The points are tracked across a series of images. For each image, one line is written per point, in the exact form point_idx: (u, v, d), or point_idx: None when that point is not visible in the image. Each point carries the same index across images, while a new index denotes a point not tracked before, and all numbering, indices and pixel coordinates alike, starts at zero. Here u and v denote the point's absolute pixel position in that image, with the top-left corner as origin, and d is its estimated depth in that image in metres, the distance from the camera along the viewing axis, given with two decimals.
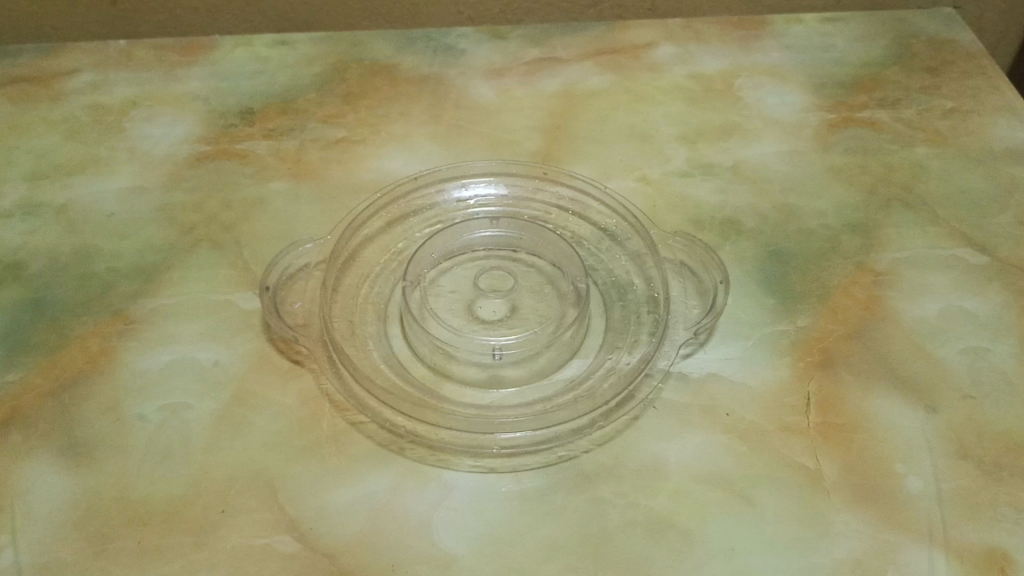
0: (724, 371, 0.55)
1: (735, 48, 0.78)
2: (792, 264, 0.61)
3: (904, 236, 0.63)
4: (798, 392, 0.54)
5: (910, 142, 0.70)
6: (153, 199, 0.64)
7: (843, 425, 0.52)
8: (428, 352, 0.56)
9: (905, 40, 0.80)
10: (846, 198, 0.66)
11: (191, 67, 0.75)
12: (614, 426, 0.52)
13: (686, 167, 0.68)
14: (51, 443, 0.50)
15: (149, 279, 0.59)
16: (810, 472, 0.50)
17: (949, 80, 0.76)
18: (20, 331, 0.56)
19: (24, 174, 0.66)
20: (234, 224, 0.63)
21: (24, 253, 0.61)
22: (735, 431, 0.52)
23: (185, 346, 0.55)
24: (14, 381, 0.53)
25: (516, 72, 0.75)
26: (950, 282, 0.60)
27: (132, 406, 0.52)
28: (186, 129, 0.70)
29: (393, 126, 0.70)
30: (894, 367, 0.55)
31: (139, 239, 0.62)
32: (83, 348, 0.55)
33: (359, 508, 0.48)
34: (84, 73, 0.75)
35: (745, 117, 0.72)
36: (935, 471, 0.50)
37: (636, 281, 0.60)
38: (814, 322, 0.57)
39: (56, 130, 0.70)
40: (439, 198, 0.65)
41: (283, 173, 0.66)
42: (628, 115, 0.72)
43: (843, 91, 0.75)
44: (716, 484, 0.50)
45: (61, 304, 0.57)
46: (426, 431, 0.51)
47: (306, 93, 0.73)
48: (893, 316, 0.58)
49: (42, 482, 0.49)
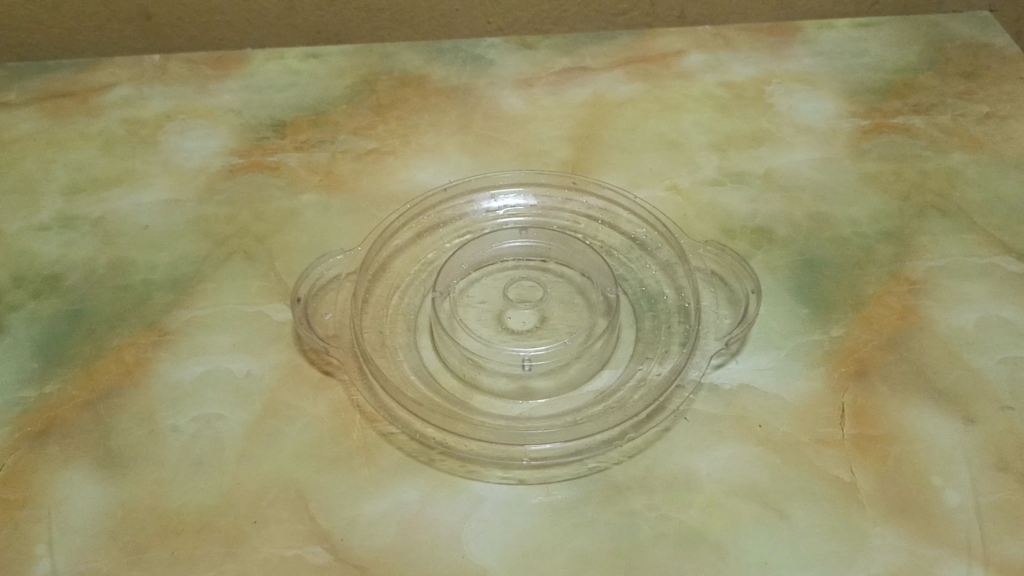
0: (756, 382, 0.54)
1: (766, 55, 0.78)
2: (825, 273, 0.60)
3: (941, 243, 0.62)
4: (832, 403, 0.53)
5: (946, 148, 0.69)
6: (186, 212, 0.65)
7: (879, 437, 0.52)
8: (458, 363, 0.56)
9: (939, 44, 0.79)
10: (879, 206, 0.65)
11: (224, 80, 0.76)
12: (645, 437, 0.52)
13: (717, 175, 0.67)
14: (87, 454, 0.51)
15: (183, 290, 0.60)
16: (845, 485, 0.49)
17: (985, 85, 0.75)
18: (57, 343, 0.57)
19: (61, 188, 0.68)
20: (266, 236, 0.63)
21: (61, 266, 0.62)
22: (768, 443, 0.51)
23: (218, 357, 0.56)
24: (52, 392, 0.54)
25: (545, 81, 0.76)
26: (989, 290, 0.59)
27: (166, 416, 0.53)
28: (219, 142, 0.71)
29: (423, 137, 0.71)
30: (931, 378, 0.54)
31: (173, 252, 0.62)
32: (119, 359, 0.56)
33: (390, 519, 0.48)
34: (119, 88, 0.76)
35: (776, 124, 0.71)
36: (973, 484, 0.50)
37: (667, 291, 0.60)
38: (847, 332, 0.57)
39: (93, 144, 0.71)
40: (469, 208, 0.65)
41: (314, 185, 0.67)
42: (657, 123, 0.72)
43: (876, 97, 0.74)
44: (748, 497, 0.49)
45: (97, 316, 0.58)
46: (455, 442, 0.51)
47: (337, 105, 0.74)
48: (930, 325, 0.57)
49: (78, 492, 0.50)
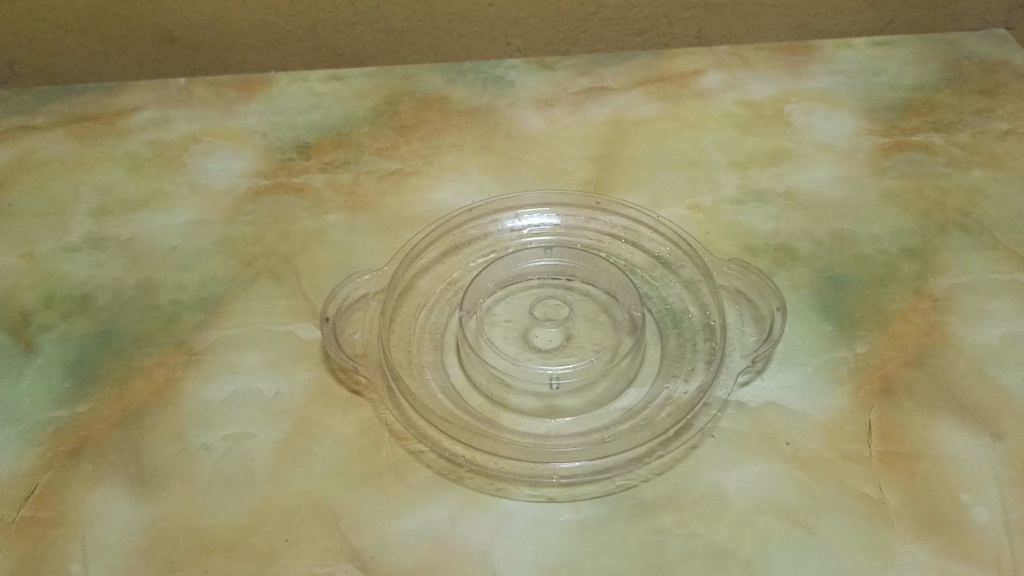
0: (782, 400, 0.54)
1: (783, 74, 0.79)
2: (848, 289, 0.61)
3: (963, 260, 0.62)
4: (859, 420, 0.53)
5: (966, 165, 0.70)
6: (213, 232, 0.66)
7: (907, 454, 0.52)
8: (485, 382, 0.56)
9: (957, 62, 0.79)
10: (901, 223, 0.65)
11: (249, 103, 0.77)
12: (673, 455, 0.52)
13: (738, 194, 0.68)
14: (120, 472, 0.52)
15: (211, 310, 0.60)
16: (874, 501, 0.49)
17: (1003, 102, 0.75)
18: (88, 363, 0.57)
19: (90, 209, 0.68)
20: (292, 256, 0.64)
21: (91, 287, 0.62)
22: (795, 460, 0.51)
23: (247, 376, 0.56)
24: (84, 411, 0.55)
25: (565, 102, 0.76)
26: (1012, 306, 0.59)
27: (197, 435, 0.53)
28: (244, 163, 0.72)
29: (446, 157, 0.72)
30: (957, 395, 0.55)
31: (201, 272, 0.63)
32: (150, 379, 0.56)
33: (420, 537, 0.48)
34: (145, 111, 0.77)
35: (796, 143, 0.72)
36: (1002, 500, 0.50)
37: (691, 309, 0.60)
38: (872, 349, 0.57)
39: (120, 166, 0.72)
40: (493, 228, 0.66)
41: (339, 205, 0.68)
42: (678, 142, 0.72)
43: (894, 115, 0.74)
44: (777, 514, 0.49)
45: (127, 335, 0.59)
46: (484, 460, 0.52)
47: (360, 126, 0.75)
48: (954, 342, 0.57)
49: (111, 510, 0.50)
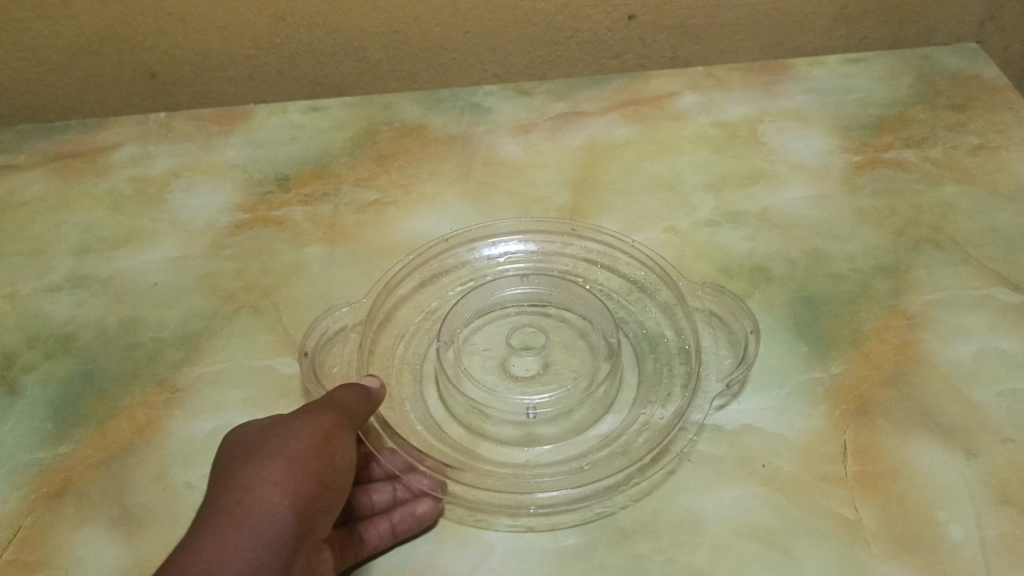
0: (759, 422, 0.55)
1: (757, 94, 0.80)
2: (823, 309, 0.61)
3: (936, 276, 0.63)
4: (834, 441, 0.54)
5: (938, 181, 0.70)
6: (194, 269, 0.67)
7: (882, 474, 0.52)
8: (464, 412, 0.57)
9: (929, 77, 0.80)
10: (875, 241, 0.66)
11: (229, 137, 0.78)
12: (651, 480, 0.52)
13: (714, 216, 0.69)
14: (102, 513, 0.52)
15: (193, 347, 0.61)
16: (850, 522, 0.50)
17: (975, 116, 0.76)
18: (71, 403, 0.58)
19: (72, 248, 0.69)
20: (273, 289, 0.64)
21: (73, 326, 0.63)
22: (772, 483, 0.52)
23: (228, 413, 0.57)
24: (66, 452, 0.55)
25: (542, 127, 0.77)
26: (985, 322, 0.60)
27: (179, 473, 0.54)
28: (225, 198, 0.72)
29: (424, 186, 0.72)
30: (931, 413, 0.55)
31: (182, 308, 0.64)
32: (132, 418, 0.57)
33: (401, 570, 0.49)
34: (126, 147, 0.78)
35: (770, 163, 0.73)
36: (977, 518, 0.50)
37: (667, 333, 0.61)
38: (847, 369, 0.57)
39: (101, 204, 0.73)
40: (470, 256, 0.66)
41: (318, 238, 0.68)
42: (654, 165, 0.73)
43: (868, 132, 0.75)
44: (755, 538, 0.50)
45: (110, 374, 0.59)
46: (462, 491, 0.52)
47: (339, 157, 0.75)
48: (928, 360, 0.58)
49: (94, 551, 0.50)
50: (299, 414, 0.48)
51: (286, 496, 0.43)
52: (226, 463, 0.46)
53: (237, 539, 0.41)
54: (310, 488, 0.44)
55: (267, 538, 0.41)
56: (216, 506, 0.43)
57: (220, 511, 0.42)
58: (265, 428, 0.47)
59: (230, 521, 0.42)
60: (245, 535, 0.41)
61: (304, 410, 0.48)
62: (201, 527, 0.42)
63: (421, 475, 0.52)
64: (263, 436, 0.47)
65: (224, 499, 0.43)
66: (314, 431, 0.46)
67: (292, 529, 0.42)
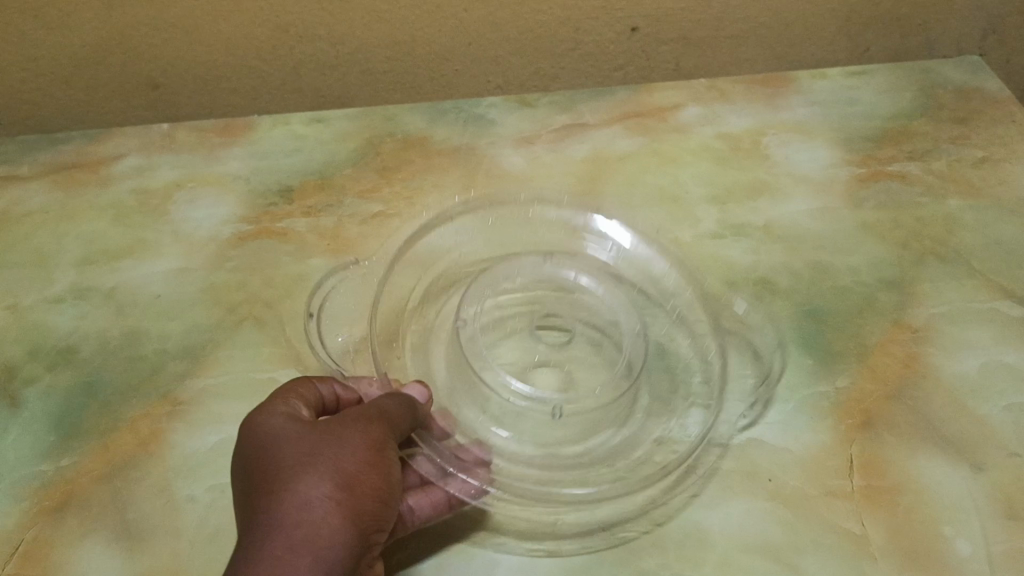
0: (765, 436, 0.55)
1: (760, 106, 0.80)
2: (828, 322, 0.61)
3: (940, 290, 0.63)
4: (841, 455, 0.54)
5: (942, 194, 0.70)
6: (197, 280, 0.66)
7: (888, 488, 0.52)
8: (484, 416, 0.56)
9: (931, 90, 0.80)
10: (879, 254, 0.66)
11: (232, 148, 0.78)
12: (674, 503, 0.52)
13: (718, 228, 0.68)
14: (103, 528, 0.52)
15: (196, 359, 0.61)
16: (857, 538, 0.50)
17: (978, 130, 0.76)
18: (72, 416, 0.57)
19: (74, 259, 0.69)
20: (276, 301, 0.64)
21: (75, 338, 0.63)
22: (779, 497, 0.52)
23: (231, 426, 0.56)
24: (68, 466, 0.55)
25: (545, 139, 0.77)
26: (990, 336, 0.60)
27: (182, 487, 0.53)
28: (228, 210, 0.72)
29: (428, 198, 0.72)
30: (937, 427, 0.55)
31: (185, 321, 0.63)
32: (134, 432, 0.56)
33: None
34: (128, 158, 0.78)
35: (774, 175, 0.73)
36: (984, 533, 0.50)
37: (682, 345, 0.61)
38: (853, 383, 0.57)
39: (104, 215, 0.72)
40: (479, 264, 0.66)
41: (322, 249, 0.68)
42: (657, 178, 0.73)
43: (871, 145, 0.75)
44: (762, 553, 0.49)
45: (112, 387, 0.59)
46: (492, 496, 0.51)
47: (342, 169, 0.75)
48: (934, 373, 0.58)
49: (95, 566, 0.50)
50: (343, 422, 0.46)
51: (346, 518, 0.42)
52: (263, 471, 0.43)
53: (304, 567, 0.40)
54: (367, 511, 0.43)
55: (332, 563, 0.41)
56: (270, 526, 0.41)
57: (275, 532, 0.41)
58: (305, 432, 0.45)
59: (293, 546, 0.40)
60: (308, 562, 0.40)
61: (348, 417, 0.46)
62: (255, 546, 0.40)
63: (448, 453, 0.52)
64: (305, 440, 0.44)
65: (276, 518, 0.41)
66: (366, 443, 0.45)
67: (351, 553, 0.42)
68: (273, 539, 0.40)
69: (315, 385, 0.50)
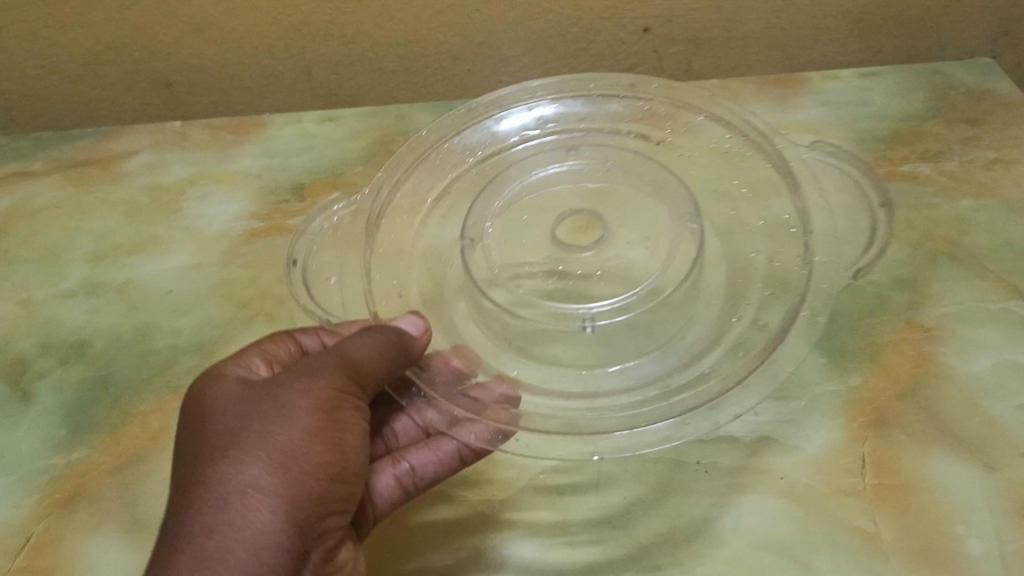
0: (777, 434, 0.55)
1: (771, 106, 0.80)
2: (840, 322, 0.61)
3: (952, 290, 0.63)
4: (852, 453, 0.53)
5: (954, 195, 0.70)
6: (208, 276, 0.67)
7: (899, 487, 0.52)
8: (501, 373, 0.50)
9: (943, 91, 0.80)
10: (890, 254, 0.66)
11: (243, 145, 0.78)
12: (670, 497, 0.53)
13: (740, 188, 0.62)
14: (114, 520, 0.52)
15: (207, 353, 0.61)
16: (869, 536, 0.49)
17: (991, 131, 0.76)
18: (83, 410, 0.58)
19: (87, 255, 0.70)
20: (288, 297, 0.64)
21: (88, 332, 0.63)
22: (790, 495, 0.52)
23: None
24: (79, 458, 0.55)
25: None
26: (1004, 336, 0.59)
27: None
28: (239, 207, 0.72)
29: None
30: (949, 427, 0.55)
31: (196, 316, 0.64)
32: (145, 425, 0.56)
33: None
34: (140, 155, 0.78)
35: None
36: (997, 533, 0.49)
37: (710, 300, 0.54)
38: (865, 382, 0.57)
39: (116, 212, 0.73)
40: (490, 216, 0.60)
41: None
42: None
43: (883, 146, 0.75)
44: (773, 551, 0.49)
45: (123, 381, 0.59)
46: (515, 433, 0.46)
47: (354, 167, 0.75)
48: (946, 373, 0.58)
49: (106, 558, 0.50)
50: (290, 383, 0.43)
51: (284, 498, 0.40)
52: (203, 444, 0.42)
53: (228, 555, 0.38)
54: (310, 485, 0.41)
55: (261, 548, 0.39)
56: (194, 508, 0.39)
57: (200, 514, 0.39)
58: (250, 400, 0.43)
59: (216, 531, 0.38)
60: (233, 545, 0.38)
61: (297, 375, 0.44)
62: (177, 525, 0.39)
63: (458, 396, 0.47)
64: (244, 410, 0.42)
65: (201, 501, 0.39)
66: (312, 407, 0.42)
67: (287, 534, 0.39)
68: (197, 520, 0.39)
69: (296, 338, 0.50)
